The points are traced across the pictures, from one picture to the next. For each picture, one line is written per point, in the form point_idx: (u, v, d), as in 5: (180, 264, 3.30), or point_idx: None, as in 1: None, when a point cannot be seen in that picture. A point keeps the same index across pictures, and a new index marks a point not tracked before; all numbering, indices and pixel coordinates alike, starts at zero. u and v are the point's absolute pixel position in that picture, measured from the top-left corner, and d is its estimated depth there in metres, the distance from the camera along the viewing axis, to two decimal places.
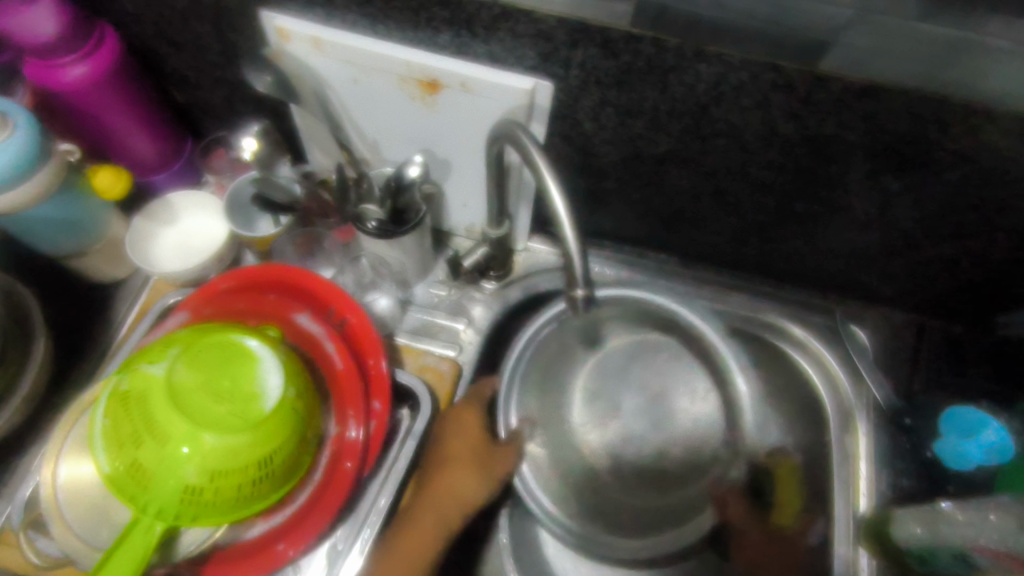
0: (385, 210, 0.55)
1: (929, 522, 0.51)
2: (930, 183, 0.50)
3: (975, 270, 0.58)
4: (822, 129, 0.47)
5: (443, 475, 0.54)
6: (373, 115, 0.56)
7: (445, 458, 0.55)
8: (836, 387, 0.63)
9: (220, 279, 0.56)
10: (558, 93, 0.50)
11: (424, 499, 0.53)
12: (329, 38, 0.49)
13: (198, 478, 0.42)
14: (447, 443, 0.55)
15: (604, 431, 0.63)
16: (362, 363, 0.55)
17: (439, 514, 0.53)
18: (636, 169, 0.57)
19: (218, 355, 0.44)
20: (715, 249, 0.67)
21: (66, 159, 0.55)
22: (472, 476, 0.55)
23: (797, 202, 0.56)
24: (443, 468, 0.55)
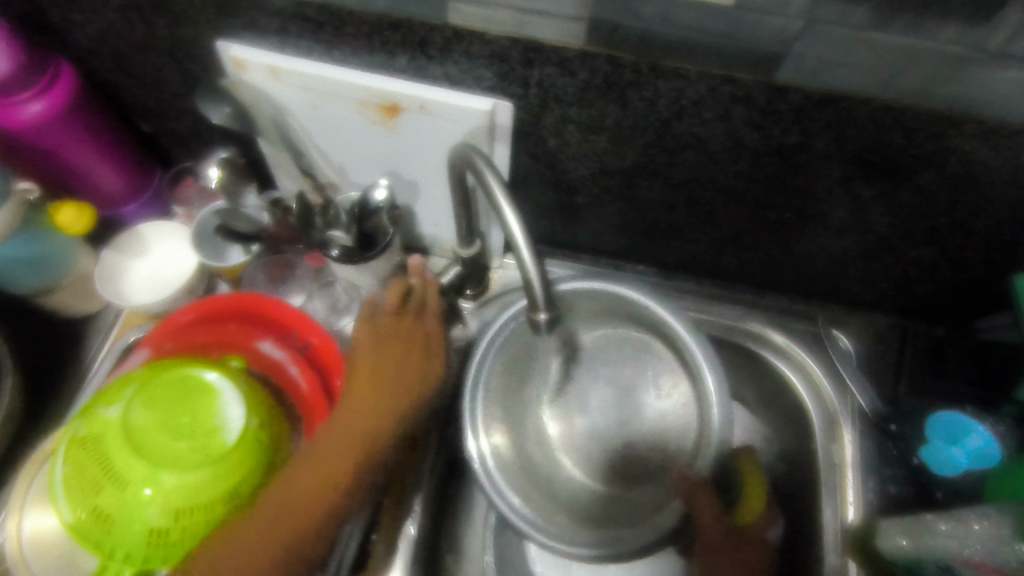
0: (351, 237, 0.54)
1: (914, 534, 0.50)
2: (900, 188, 0.49)
3: (954, 273, 0.57)
4: (788, 138, 0.46)
5: (376, 386, 0.51)
6: (337, 140, 0.55)
7: (373, 372, 0.51)
8: (821, 395, 0.62)
9: (180, 312, 0.55)
10: (519, 112, 0.50)
11: (347, 414, 0.49)
12: (285, 66, 0.49)
13: (162, 519, 0.41)
14: (380, 359, 0.52)
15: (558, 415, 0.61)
16: (328, 383, 0.55)
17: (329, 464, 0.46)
18: (605, 182, 0.56)
19: (175, 392, 0.44)
20: (694, 258, 0.66)
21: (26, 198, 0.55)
22: (410, 389, 0.52)
23: (769, 210, 0.55)
24: (369, 382, 0.51)
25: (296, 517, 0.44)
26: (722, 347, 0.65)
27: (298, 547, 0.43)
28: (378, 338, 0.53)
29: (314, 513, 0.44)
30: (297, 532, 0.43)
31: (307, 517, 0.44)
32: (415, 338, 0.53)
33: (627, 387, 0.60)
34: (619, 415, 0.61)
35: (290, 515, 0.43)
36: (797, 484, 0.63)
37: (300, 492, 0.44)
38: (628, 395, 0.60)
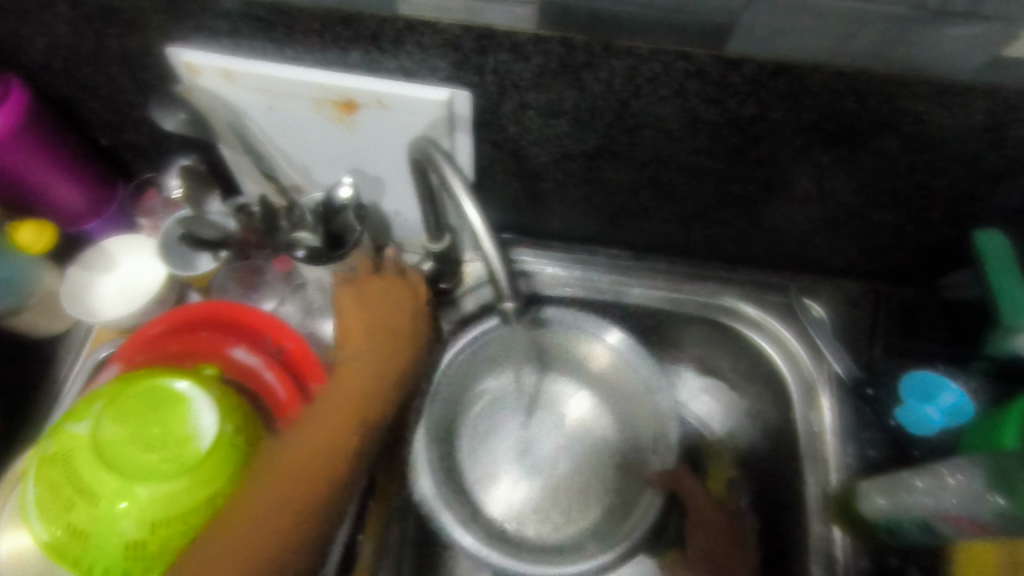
0: (318, 236, 0.54)
1: (891, 494, 0.51)
2: (858, 153, 0.49)
3: (918, 233, 0.58)
4: (744, 110, 0.47)
5: (357, 380, 0.50)
6: (297, 140, 0.55)
7: (362, 364, 0.51)
8: (797, 363, 0.63)
9: (149, 324, 0.55)
10: (478, 101, 0.50)
11: (326, 410, 0.48)
12: (238, 68, 0.48)
13: (138, 532, 0.40)
14: (367, 351, 0.52)
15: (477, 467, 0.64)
16: (304, 386, 0.54)
17: (311, 447, 0.45)
18: (570, 167, 0.56)
19: (146, 403, 0.43)
20: (665, 237, 0.66)
21: None
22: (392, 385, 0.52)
23: (733, 184, 0.56)
24: (352, 377, 0.50)
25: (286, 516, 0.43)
26: (696, 323, 0.67)
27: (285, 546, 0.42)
28: (366, 330, 0.53)
29: (296, 500, 0.43)
30: (285, 531, 0.42)
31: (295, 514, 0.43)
32: (398, 334, 0.54)
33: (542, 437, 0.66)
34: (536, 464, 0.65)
35: (272, 502, 0.42)
36: (779, 455, 0.64)
37: (280, 477, 0.43)
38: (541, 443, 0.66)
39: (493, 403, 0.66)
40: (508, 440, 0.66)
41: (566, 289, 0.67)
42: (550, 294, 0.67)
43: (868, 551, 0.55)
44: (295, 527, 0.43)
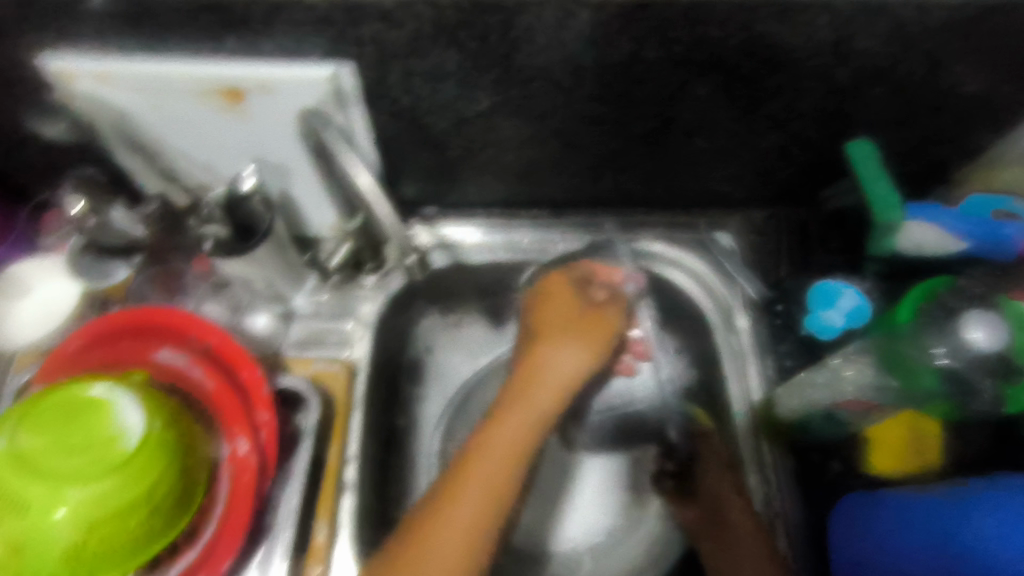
0: (228, 229, 0.54)
1: (797, 394, 0.57)
2: (729, 81, 0.52)
3: (804, 152, 0.61)
4: (617, 52, 0.49)
5: (549, 377, 0.57)
6: (190, 137, 0.54)
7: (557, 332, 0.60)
8: (714, 291, 0.67)
9: (66, 341, 0.54)
10: (363, 74, 0.50)
11: (534, 401, 0.55)
12: (112, 68, 0.48)
13: (74, 535, 0.41)
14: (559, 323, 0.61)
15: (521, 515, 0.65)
16: (235, 376, 0.54)
17: (514, 443, 0.51)
18: (469, 132, 0.58)
19: (64, 411, 0.43)
20: (576, 191, 0.68)
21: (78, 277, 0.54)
22: (586, 377, 0.59)
23: (628, 128, 0.58)
24: (541, 380, 0.56)
25: (465, 543, 0.46)
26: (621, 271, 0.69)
27: (478, 559, 0.46)
28: (562, 307, 0.62)
29: (485, 508, 0.48)
30: (468, 554, 0.46)
31: (484, 521, 0.47)
32: (595, 336, 0.60)
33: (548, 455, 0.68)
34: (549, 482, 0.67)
35: (482, 512, 0.48)
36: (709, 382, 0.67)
37: (500, 472, 0.50)
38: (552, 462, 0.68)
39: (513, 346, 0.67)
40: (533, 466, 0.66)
41: (488, 254, 0.68)
42: (472, 260, 0.68)
43: (791, 451, 0.59)
44: (501, 517, 0.49)
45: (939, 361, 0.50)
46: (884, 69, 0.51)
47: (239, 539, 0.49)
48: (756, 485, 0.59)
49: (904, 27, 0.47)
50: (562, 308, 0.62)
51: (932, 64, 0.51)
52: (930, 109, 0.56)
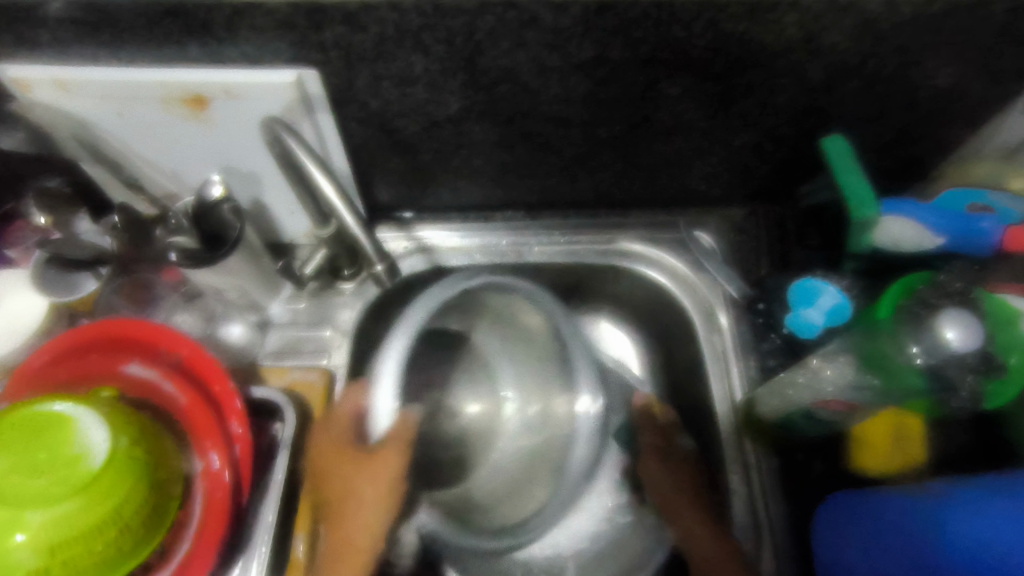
0: (194, 239, 0.53)
1: (780, 393, 0.56)
2: (700, 80, 0.52)
3: (780, 149, 0.61)
4: (586, 53, 0.48)
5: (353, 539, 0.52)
6: (156, 145, 0.53)
7: (344, 477, 0.53)
8: (695, 291, 0.66)
9: (31, 357, 0.53)
10: (329, 79, 0.49)
11: (339, 547, 0.52)
12: (69, 77, 0.47)
13: (36, 557, 0.39)
14: (337, 468, 0.53)
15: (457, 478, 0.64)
16: (207, 389, 0.53)
17: None
18: (441, 135, 0.57)
19: (24, 429, 0.41)
20: (553, 192, 0.67)
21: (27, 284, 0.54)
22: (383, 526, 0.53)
23: (601, 129, 0.57)
24: (345, 556, 0.51)
25: None
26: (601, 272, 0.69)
27: None
28: (334, 453, 0.54)
29: None
30: None
31: None
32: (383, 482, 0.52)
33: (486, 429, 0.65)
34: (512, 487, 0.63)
35: None
36: (689, 381, 0.67)
37: None
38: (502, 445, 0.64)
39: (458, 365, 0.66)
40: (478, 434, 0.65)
41: (467, 257, 0.67)
42: (451, 264, 0.67)
43: (774, 451, 0.59)
44: None
45: (916, 361, 0.49)
46: (856, 66, 0.51)
47: (213, 556, 0.48)
48: (738, 485, 0.59)
49: (872, 22, 0.47)
50: (345, 463, 0.53)
51: (901, 61, 0.51)
52: (903, 104, 0.55)
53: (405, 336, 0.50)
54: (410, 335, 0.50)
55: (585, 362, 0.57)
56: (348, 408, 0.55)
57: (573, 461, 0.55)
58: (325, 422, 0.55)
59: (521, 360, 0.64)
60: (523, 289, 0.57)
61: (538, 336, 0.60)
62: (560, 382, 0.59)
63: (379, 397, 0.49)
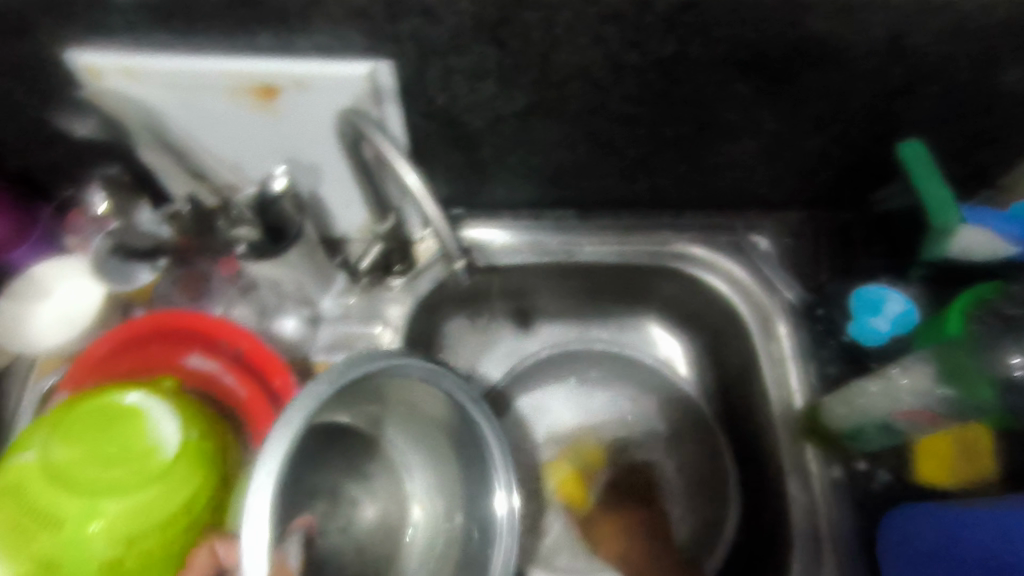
0: (257, 231, 0.52)
1: (849, 402, 0.54)
2: (777, 79, 0.50)
3: (848, 154, 0.59)
4: (663, 50, 0.47)
5: None
6: (220, 136, 0.52)
7: None
8: (751, 296, 0.64)
9: (93, 345, 0.52)
10: (400, 71, 0.48)
11: None
12: (141, 66, 0.46)
13: (112, 550, 0.39)
14: None
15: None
16: (268, 384, 0.52)
17: None
18: (504, 131, 0.56)
19: (96, 420, 0.41)
20: (609, 192, 0.66)
21: (105, 258, 0.56)
22: None
23: (666, 128, 0.56)
24: None
25: None
26: (654, 274, 0.67)
27: None
28: None
29: None
30: None
31: None
32: None
33: (417, 517, 0.56)
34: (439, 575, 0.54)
35: None
36: (742, 387, 0.66)
37: None
38: (431, 541, 0.55)
39: (368, 456, 0.56)
40: (404, 540, 0.55)
41: (520, 256, 0.66)
42: (504, 262, 0.66)
43: (836, 461, 0.58)
44: None
45: (1013, 372, 0.46)
46: (940, 69, 0.49)
47: None
48: (796, 491, 0.58)
49: (965, 23, 0.45)
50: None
51: (989, 65, 0.49)
52: (983, 109, 0.53)
53: (279, 448, 0.40)
54: (289, 441, 0.40)
55: (501, 453, 0.52)
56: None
57: (493, 561, 0.50)
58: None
59: (435, 454, 0.56)
60: (417, 370, 0.49)
61: (445, 425, 0.54)
62: (474, 487, 0.54)
63: (249, 520, 0.38)
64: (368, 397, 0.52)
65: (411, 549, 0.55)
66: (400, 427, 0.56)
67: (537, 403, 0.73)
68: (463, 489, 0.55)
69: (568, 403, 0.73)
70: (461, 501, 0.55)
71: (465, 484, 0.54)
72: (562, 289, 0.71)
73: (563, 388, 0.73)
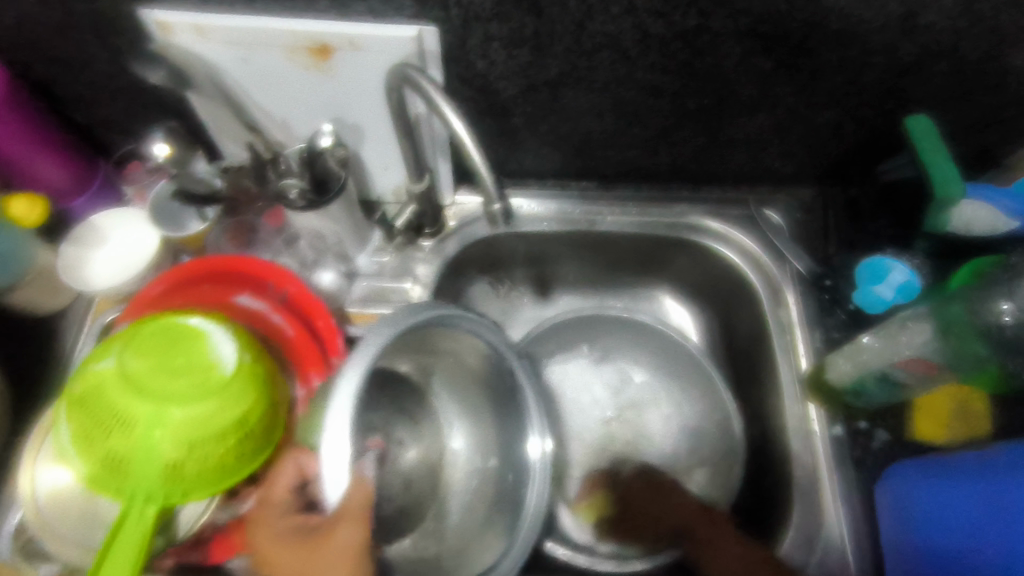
0: (305, 181, 0.56)
1: (854, 357, 0.58)
2: (795, 53, 0.54)
3: (857, 130, 0.63)
4: (690, 21, 0.51)
5: None
6: (275, 94, 0.57)
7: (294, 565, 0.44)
8: (761, 266, 0.68)
9: (150, 285, 0.57)
10: (444, 36, 0.52)
11: None
12: (209, 23, 0.51)
13: (176, 451, 0.43)
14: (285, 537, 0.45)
15: (449, 515, 0.56)
16: (311, 324, 0.57)
17: None
18: (536, 99, 0.60)
19: (162, 338, 0.45)
20: (631, 164, 0.70)
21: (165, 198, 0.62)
22: None
23: (688, 99, 0.60)
24: None
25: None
26: (668, 245, 0.71)
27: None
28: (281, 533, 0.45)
29: None
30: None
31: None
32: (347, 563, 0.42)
33: (464, 459, 0.58)
34: (480, 514, 0.56)
35: None
36: (751, 354, 0.69)
37: None
38: (475, 482, 0.57)
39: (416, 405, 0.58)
40: (450, 482, 0.58)
41: (545, 224, 0.70)
42: (531, 230, 0.69)
43: (840, 419, 0.61)
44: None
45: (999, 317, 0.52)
46: (947, 47, 0.53)
47: None
48: (797, 446, 0.61)
49: (972, 3, 0.49)
50: (299, 551, 0.43)
51: (995, 43, 0.52)
52: (989, 88, 0.57)
53: (353, 379, 0.41)
54: (362, 373, 0.42)
55: (536, 403, 0.55)
56: (282, 491, 0.47)
57: (528, 498, 0.53)
58: (265, 510, 0.47)
59: (473, 404, 0.58)
60: (466, 321, 0.51)
61: (488, 373, 0.56)
62: (510, 432, 0.57)
63: (328, 444, 0.40)
64: (419, 344, 0.54)
65: (456, 491, 0.57)
66: (446, 378, 0.58)
67: (551, 372, 0.76)
68: (505, 434, 0.57)
69: (582, 372, 0.76)
70: (501, 446, 0.57)
71: (500, 431, 0.57)
72: (582, 258, 0.74)
73: (574, 357, 0.76)
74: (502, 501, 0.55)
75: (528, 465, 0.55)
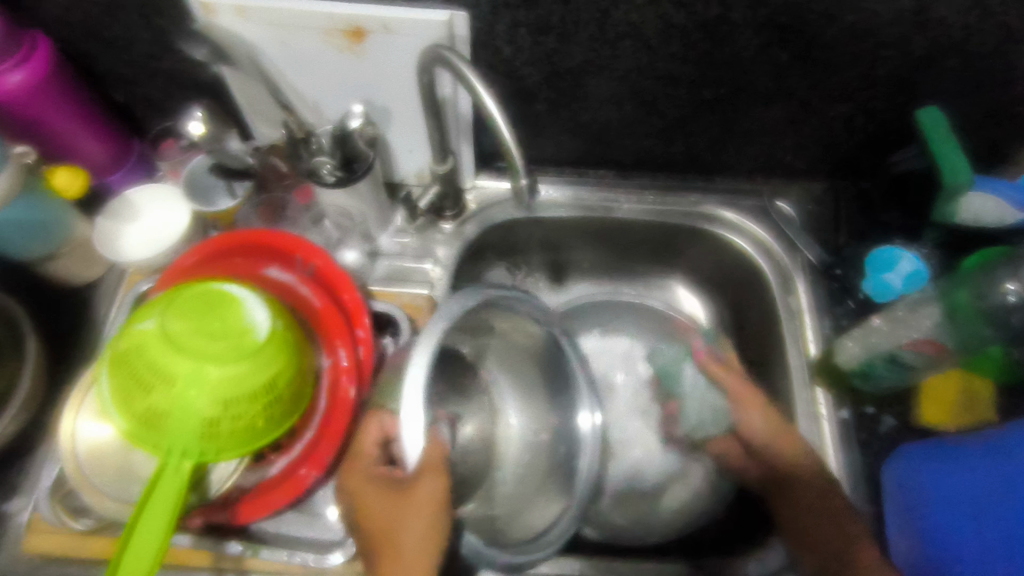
0: (335, 159, 0.59)
1: (862, 339, 0.60)
2: (811, 44, 0.56)
3: (868, 123, 0.65)
4: (710, 11, 0.53)
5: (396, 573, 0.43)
6: (307, 75, 0.59)
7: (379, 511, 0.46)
8: (772, 254, 0.70)
9: (183, 257, 0.59)
10: (474, 22, 0.55)
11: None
12: (248, 4, 0.53)
13: (213, 409, 0.45)
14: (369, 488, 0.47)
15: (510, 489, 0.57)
16: (337, 298, 0.60)
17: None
18: (559, 85, 0.62)
19: (200, 302, 0.47)
20: (647, 153, 0.72)
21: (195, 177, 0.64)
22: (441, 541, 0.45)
23: (705, 89, 0.62)
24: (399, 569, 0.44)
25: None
26: (682, 233, 0.73)
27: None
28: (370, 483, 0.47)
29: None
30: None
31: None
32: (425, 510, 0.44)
33: (522, 436, 0.59)
34: (531, 486, 0.57)
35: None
36: (760, 340, 0.71)
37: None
38: (531, 458, 0.58)
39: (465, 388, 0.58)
40: (508, 458, 0.59)
41: (562, 210, 0.72)
42: (548, 215, 0.72)
43: (847, 403, 0.63)
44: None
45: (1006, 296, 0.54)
46: (958, 41, 0.55)
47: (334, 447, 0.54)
48: (806, 428, 0.62)
49: None
50: (383, 499, 0.46)
51: (1005, 39, 0.54)
52: (1000, 84, 0.59)
53: (429, 347, 0.43)
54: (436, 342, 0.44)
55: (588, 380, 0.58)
56: (369, 444, 0.48)
57: (581, 468, 0.56)
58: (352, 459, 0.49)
59: (523, 382, 0.60)
60: (513, 299, 0.54)
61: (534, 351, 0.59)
62: (557, 407, 0.59)
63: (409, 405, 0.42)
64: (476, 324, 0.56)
65: (515, 467, 0.58)
66: (496, 358, 0.60)
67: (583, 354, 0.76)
68: (556, 411, 0.59)
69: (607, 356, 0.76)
70: (554, 423, 0.59)
71: (549, 407, 0.59)
72: (597, 245, 0.76)
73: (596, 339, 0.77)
74: (538, 470, 0.57)
75: (582, 436, 0.57)
